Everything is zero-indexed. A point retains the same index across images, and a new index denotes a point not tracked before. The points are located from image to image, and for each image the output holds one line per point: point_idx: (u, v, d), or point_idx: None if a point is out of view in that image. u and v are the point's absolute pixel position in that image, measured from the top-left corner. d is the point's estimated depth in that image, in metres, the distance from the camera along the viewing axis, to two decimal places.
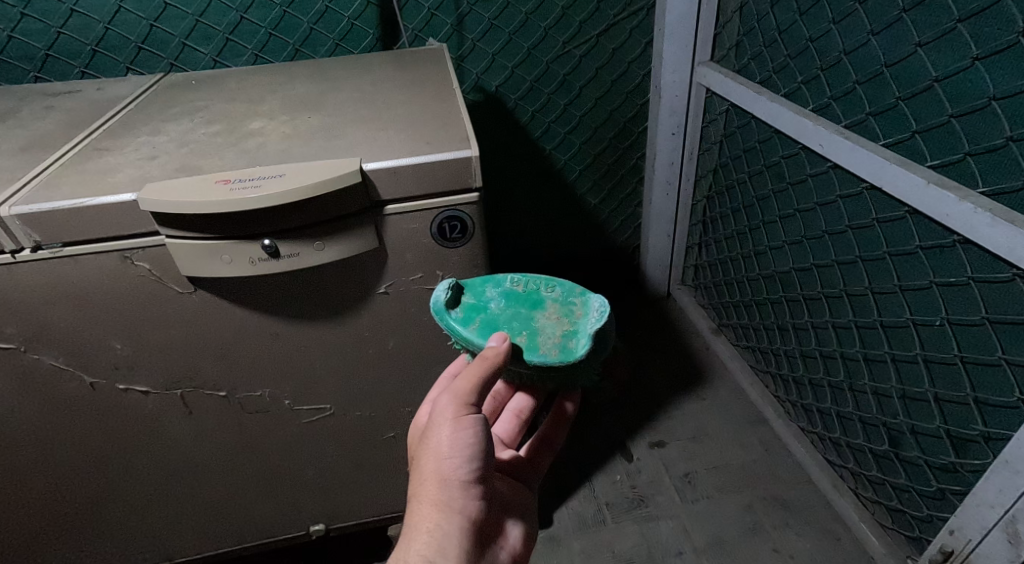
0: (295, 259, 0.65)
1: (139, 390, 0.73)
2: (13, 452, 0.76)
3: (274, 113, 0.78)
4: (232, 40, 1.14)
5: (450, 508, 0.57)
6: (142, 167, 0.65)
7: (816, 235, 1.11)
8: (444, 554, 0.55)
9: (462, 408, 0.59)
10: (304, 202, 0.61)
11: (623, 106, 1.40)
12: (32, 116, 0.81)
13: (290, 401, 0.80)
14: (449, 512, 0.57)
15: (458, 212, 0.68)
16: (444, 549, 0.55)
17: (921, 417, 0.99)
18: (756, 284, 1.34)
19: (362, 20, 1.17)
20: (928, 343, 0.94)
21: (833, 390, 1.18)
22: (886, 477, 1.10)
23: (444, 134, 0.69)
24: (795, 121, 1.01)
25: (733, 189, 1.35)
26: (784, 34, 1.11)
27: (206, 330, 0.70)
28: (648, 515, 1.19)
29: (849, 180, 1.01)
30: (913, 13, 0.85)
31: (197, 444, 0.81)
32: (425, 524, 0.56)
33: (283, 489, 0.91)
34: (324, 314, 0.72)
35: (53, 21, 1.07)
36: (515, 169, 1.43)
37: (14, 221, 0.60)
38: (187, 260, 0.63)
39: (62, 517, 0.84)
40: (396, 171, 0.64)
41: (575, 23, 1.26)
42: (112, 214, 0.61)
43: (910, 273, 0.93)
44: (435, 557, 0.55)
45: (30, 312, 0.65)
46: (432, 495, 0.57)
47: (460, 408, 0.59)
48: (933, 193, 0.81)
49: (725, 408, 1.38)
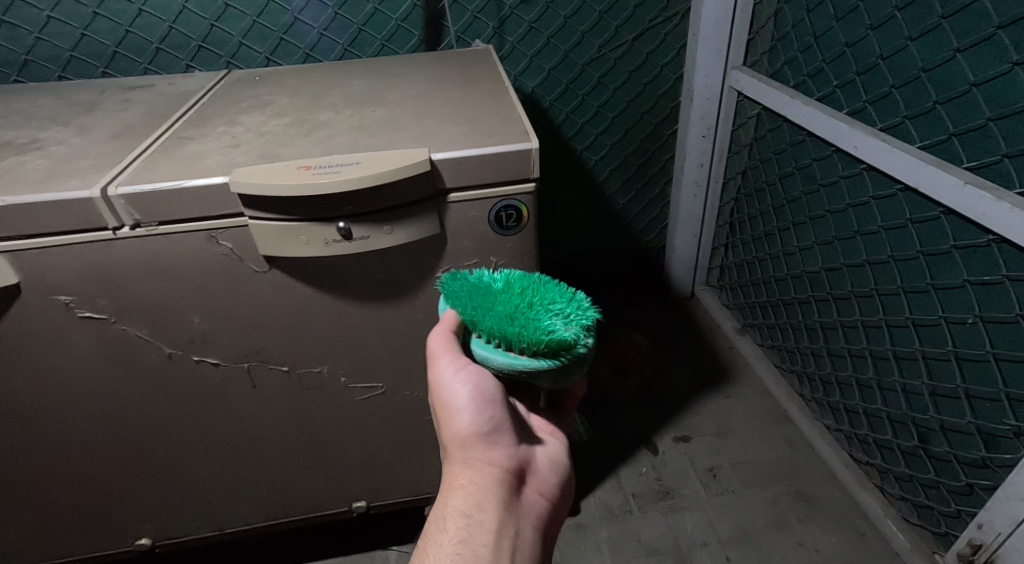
0: (366, 242, 0.70)
1: (211, 362, 0.79)
2: (93, 418, 0.81)
3: (338, 107, 0.83)
4: (286, 39, 1.20)
5: (478, 463, 0.62)
6: (228, 154, 0.70)
7: (847, 236, 1.15)
8: (481, 508, 0.60)
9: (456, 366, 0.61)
10: (379, 187, 0.66)
11: (654, 109, 1.44)
12: (115, 108, 0.87)
13: (345, 378, 0.85)
14: (476, 466, 0.62)
15: (515, 202, 0.73)
16: (479, 503, 0.60)
17: (950, 413, 1.02)
18: (784, 284, 1.37)
19: (408, 22, 1.22)
20: (960, 341, 0.97)
21: (861, 387, 1.21)
22: (912, 473, 1.13)
23: (504, 128, 0.73)
24: (830, 124, 1.07)
25: (762, 191, 1.39)
26: (819, 40, 1.15)
27: (277, 308, 0.76)
28: (674, 506, 1.22)
29: (882, 182, 1.05)
30: (952, 20, 0.89)
31: (257, 417, 0.87)
32: (459, 480, 0.61)
33: (332, 465, 0.96)
34: (384, 296, 0.77)
35: (122, 21, 1.14)
36: (547, 169, 1.48)
37: (118, 200, 0.66)
38: (268, 241, 0.68)
39: (133, 481, 0.90)
40: (460, 162, 0.69)
41: (611, 27, 1.31)
42: (204, 195, 0.66)
43: (943, 272, 0.97)
44: (472, 512, 0.59)
45: (121, 285, 0.70)
46: (458, 455, 0.62)
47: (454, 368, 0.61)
48: (970, 193, 0.85)
49: (750, 405, 1.41)
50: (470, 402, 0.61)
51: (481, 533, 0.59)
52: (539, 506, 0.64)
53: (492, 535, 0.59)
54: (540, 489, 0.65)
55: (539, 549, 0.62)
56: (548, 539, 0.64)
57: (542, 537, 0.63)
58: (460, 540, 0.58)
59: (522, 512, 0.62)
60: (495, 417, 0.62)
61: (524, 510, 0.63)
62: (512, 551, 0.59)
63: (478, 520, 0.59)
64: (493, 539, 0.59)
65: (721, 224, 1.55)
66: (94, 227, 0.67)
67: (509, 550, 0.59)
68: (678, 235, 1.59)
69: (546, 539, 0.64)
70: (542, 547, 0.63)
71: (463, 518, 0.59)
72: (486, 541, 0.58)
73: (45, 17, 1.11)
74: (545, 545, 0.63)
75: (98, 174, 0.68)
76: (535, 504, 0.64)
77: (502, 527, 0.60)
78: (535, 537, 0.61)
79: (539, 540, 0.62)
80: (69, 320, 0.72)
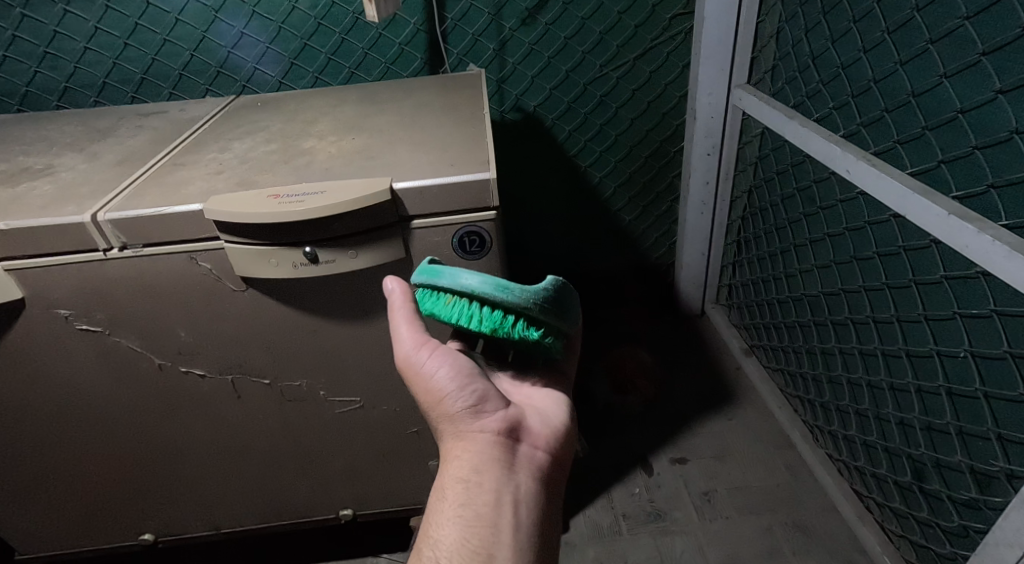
0: (332, 265, 0.74)
1: (197, 373, 0.84)
2: (94, 421, 0.88)
3: (323, 133, 0.87)
4: (296, 63, 1.26)
5: (469, 434, 0.63)
6: (210, 181, 0.75)
7: (845, 260, 1.12)
8: (478, 471, 0.60)
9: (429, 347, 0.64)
10: (340, 215, 0.70)
11: (659, 128, 1.45)
12: (127, 134, 0.94)
13: (324, 392, 0.89)
14: (467, 437, 0.63)
15: (477, 228, 0.75)
16: (476, 467, 0.61)
17: (945, 450, 0.98)
18: (787, 306, 1.35)
19: (412, 45, 1.27)
20: (952, 375, 0.94)
21: (860, 417, 1.18)
22: (909, 510, 1.09)
23: (468, 157, 0.76)
24: (824, 147, 1.05)
25: (767, 211, 1.37)
26: (817, 60, 1.13)
27: (256, 324, 0.80)
28: (664, 529, 1.21)
29: (877, 207, 1.02)
30: (939, 45, 0.87)
31: (245, 425, 0.92)
32: (454, 450, 0.63)
33: (317, 474, 1.00)
34: (356, 314, 0.81)
35: (149, 50, 1.22)
36: (552, 186, 1.50)
37: (107, 225, 0.71)
38: (241, 262, 0.73)
39: (134, 481, 0.96)
40: (421, 191, 0.72)
41: (612, 47, 1.33)
42: (183, 220, 0.71)
43: (935, 302, 0.94)
44: (469, 476, 0.60)
45: (113, 301, 0.76)
46: (449, 430, 0.64)
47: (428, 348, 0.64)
48: (954, 224, 0.83)
49: (752, 429, 1.38)
50: (448, 378, 0.64)
51: (481, 494, 0.59)
52: (540, 458, 0.64)
53: (492, 494, 0.59)
54: (540, 441, 0.65)
55: (543, 501, 0.61)
56: (556, 485, 0.64)
57: (548, 488, 0.63)
58: (461, 504, 0.59)
59: (524, 465, 0.62)
60: (476, 391, 0.63)
61: (524, 463, 0.62)
62: (514, 505, 0.60)
63: (477, 482, 0.60)
64: (493, 497, 0.59)
65: (728, 242, 1.54)
66: (86, 248, 0.73)
67: (513, 505, 0.59)
68: (685, 253, 1.58)
69: (554, 489, 0.64)
70: (549, 498, 0.62)
71: (462, 483, 0.60)
72: (486, 500, 0.59)
73: (81, 47, 1.21)
74: (552, 496, 0.63)
75: (94, 200, 0.74)
76: (536, 458, 0.63)
77: (502, 484, 0.60)
78: (536, 487, 0.61)
79: (543, 491, 0.62)
80: (69, 332, 0.79)
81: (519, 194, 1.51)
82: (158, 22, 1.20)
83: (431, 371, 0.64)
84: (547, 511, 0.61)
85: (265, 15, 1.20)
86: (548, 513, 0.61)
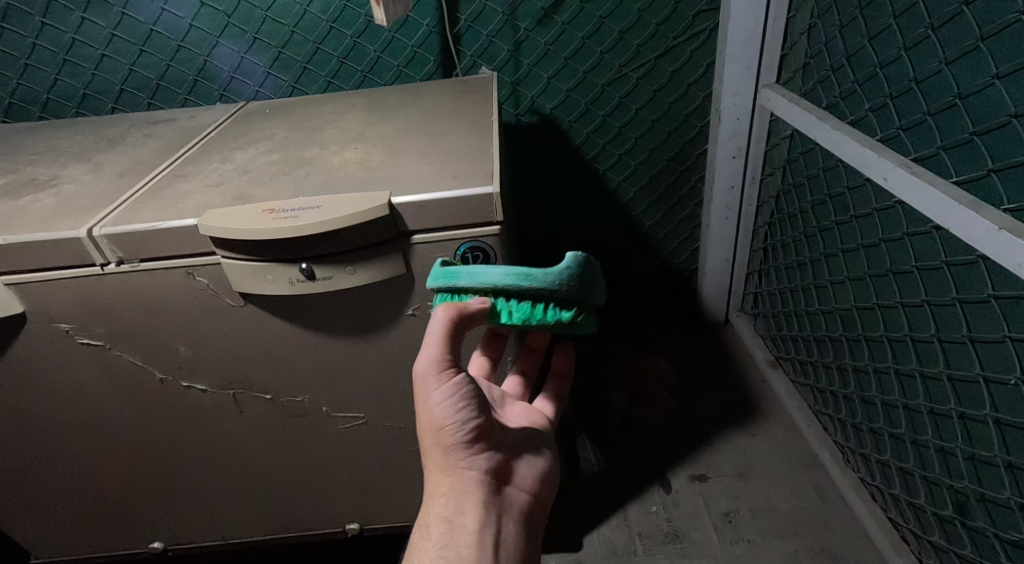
0: (330, 281, 0.71)
1: (199, 388, 0.83)
2: (100, 432, 0.87)
3: (327, 141, 0.84)
4: (309, 68, 1.24)
5: (458, 470, 0.62)
6: (207, 194, 0.73)
7: (880, 273, 1.06)
8: (462, 512, 0.61)
9: (441, 369, 0.60)
10: (337, 231, 0.67)
11: (682, 130, 1.40)
12: (133, 142, 0.93)
13: (327, 408, 0.87)
14: (456, 473, 0.62)
15: (480, 243, 0.72)
16: (461, 508, 0.61)
17: (991, 483, 0.91)
18: (818, 318, 1.29)
19: (425, 47, 1.24)
20: (1000, 403, 0.87)
21: (895, 440, 1.11)
22: (950, 545, 1.02)
23: (472, 168, 0.73)
24: (859, 152, 0.98)
25: (796, 218, 1.31)
26: (852, 59, 1.07)
27: (255, 339, 0.79)
28: (682, 551, 1.16)
29: (916, 217, 0.96)
30: (990, 42, 0.81)
31: (249, 441, 0.90)
32: (440, 486, 0.62)
33: (323, 488, 0.98)
34: (357, 331, 0.78)
35: (163, 55, 1.21)
36: (569, 189, 1.46)
37: (103, 240, 0.70)
38: (238, 277, 0.71)
39: (141, 493, 0.96)
40: (421, 205, 0.68)
41: (632, 47, 1.28)
42: (178, 235, 0.69)
43: (982, 323, 0.87)
44: (453, 516, 0.61)
45: (112, 316, 0.75)
46: (438, 464, 0.62)
47: (439, 371, 0.59)
48: (1005, 240, 0.76)
49: (778, 446, 1.32)
50: (445, 411, 0.60)
51: (464, 535, 0.60)
52: (522, 500, 0.65)
53: (474, 536, 0.60)
54: (523, 482, 0.66)
55: (523, 543, 0.63)
56: (535, 527, 0.66)
57: (527, 530, 0.65)
58: (443, 545, 0.60)
59: (505, 509, 0.63)
60: (475, 424, 0.61)
61: (507, 506, 0.64)
62: (496, 548, 0.61)
63: (461, 523, 0.61)
64: (475, 539, 0.60)
65: (755, 249, 1.48)
66: (83, 263, 0.72)
67: (493, 547, 0.61)
68: (709, 260, 1.53)
69: (533, 531, 0.66)
70: (528, 539, 0.65)
71: (446, 523, 0.61)
72: (468, 542, 0.60)
73: (98, 54, 1.21)
74: (530, 536, 0.65)
75: (92, 214, 0.73)
76: (520, 499, 0.65)
77: (484, 526, 0.61)
78: (517, 530, 0.63)
79: (522, 534, 0.64)
80: (70, 346, 0.78)
81: (537, 198, 1.47)
82: (172, 28, 1.19)
83: (427, 402, 0.60)
84: (526, 549, 0.64)
85: (277, 19, 1.19)
86: (526, 555, 0.64)
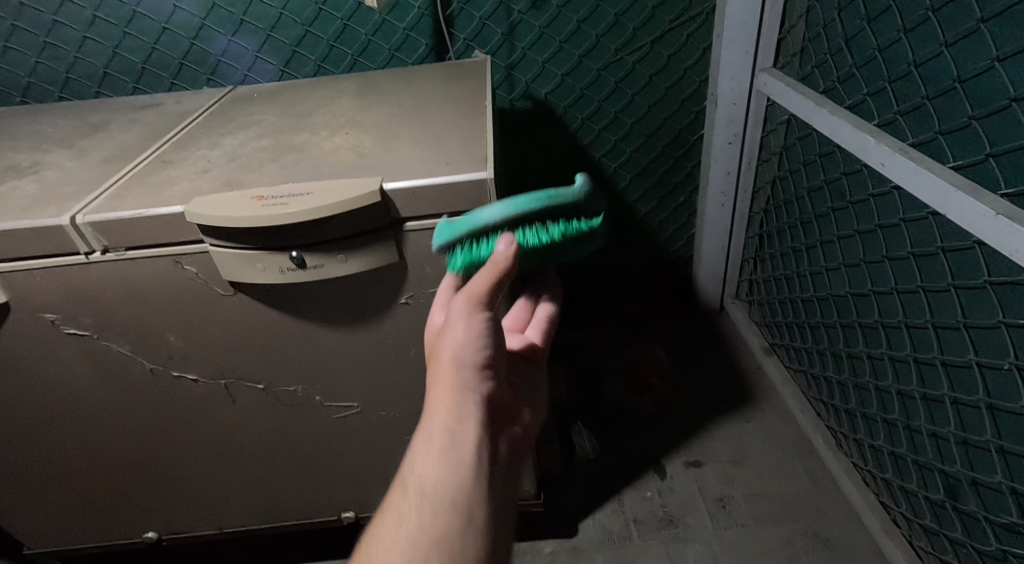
0: (321, 270, 0.70)
1: (190, 378, 0.82)
2: (89, 422, 0.86)
3: (318, 126, 0.82)
4: (298, 51, 1.22)
5: (468, 387, 0.59)
6: (193, 179, 0.72)
7: (875, 260, 1.05)
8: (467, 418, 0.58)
9: (474, 305, 0.60)
10: (328, 218, 0.65)
11: (678, 116, 1.38)
12: (117, 127, 0.91)
13: (321, 397, 0.86)
14: (467, 385, 0.59)
15: None
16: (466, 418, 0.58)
17: (984, 468, 0.92)
18: (812, 305, 1.29)
19: (416, 30, 1.21)
20: (994, 388, 0.87)
21: (888, 425, 1.11)
22: (941, 528, 1.03)
23: (465, 154, 0.71)
24: (856, 136, 0.97)
25: (792, 204, 1.30)
26: (850, 42, 1.06)
27: (246, 329, 0.77)
28: (677, 536, 1.16)
29: (913, 203, 0.95)
30: (992, 25, 0.79)
31: (241, 430, 0.89)
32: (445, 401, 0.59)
33: (318, 476, 0.97)
34: (350, 320, 0.77)
35: (148, 38, 1.19)
36: (564, 175, 1.45)
37: (87, 228, 0.68)
38: (227, 266, 0.69)
39: (132, 484, 0.95)
40: (413, 192, 0.67)
41: (628, 30, 1.26)
42: (163, 223, 0.68)
43: (977, 309, 0.87)
44: (458, 423, 0.58)
45: (99, 306, 0.74)
46: (448, 377, 0.59)
47: (471, 305, 0.60)
48: (1002, 226, 0.75)
49: (772, 432, 1.33)
50: (470, 336, 0.60)
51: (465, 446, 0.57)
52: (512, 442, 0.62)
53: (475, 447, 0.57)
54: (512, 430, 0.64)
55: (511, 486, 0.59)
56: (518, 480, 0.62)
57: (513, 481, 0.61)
58: (444, 451, 0.56)
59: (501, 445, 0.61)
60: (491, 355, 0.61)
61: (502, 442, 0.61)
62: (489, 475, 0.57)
63: (463, 431, 0.57)
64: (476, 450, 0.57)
65: (750, 236, 1.48)
66: (68, 252, 0.70)
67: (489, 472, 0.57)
68: (704, 246, 1.53)
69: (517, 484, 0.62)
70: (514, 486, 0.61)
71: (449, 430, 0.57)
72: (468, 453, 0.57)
73: (81, 37, 1.18)
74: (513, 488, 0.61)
75: (76, 201, 0.71)
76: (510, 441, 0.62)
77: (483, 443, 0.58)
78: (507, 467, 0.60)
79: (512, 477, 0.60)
80: (57, 336, 0.76)
81: (532, 185, 1.46)
82: (156, 10, 1.16)
83: (455, 326, 0.60)
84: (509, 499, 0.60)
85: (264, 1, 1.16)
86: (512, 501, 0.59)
